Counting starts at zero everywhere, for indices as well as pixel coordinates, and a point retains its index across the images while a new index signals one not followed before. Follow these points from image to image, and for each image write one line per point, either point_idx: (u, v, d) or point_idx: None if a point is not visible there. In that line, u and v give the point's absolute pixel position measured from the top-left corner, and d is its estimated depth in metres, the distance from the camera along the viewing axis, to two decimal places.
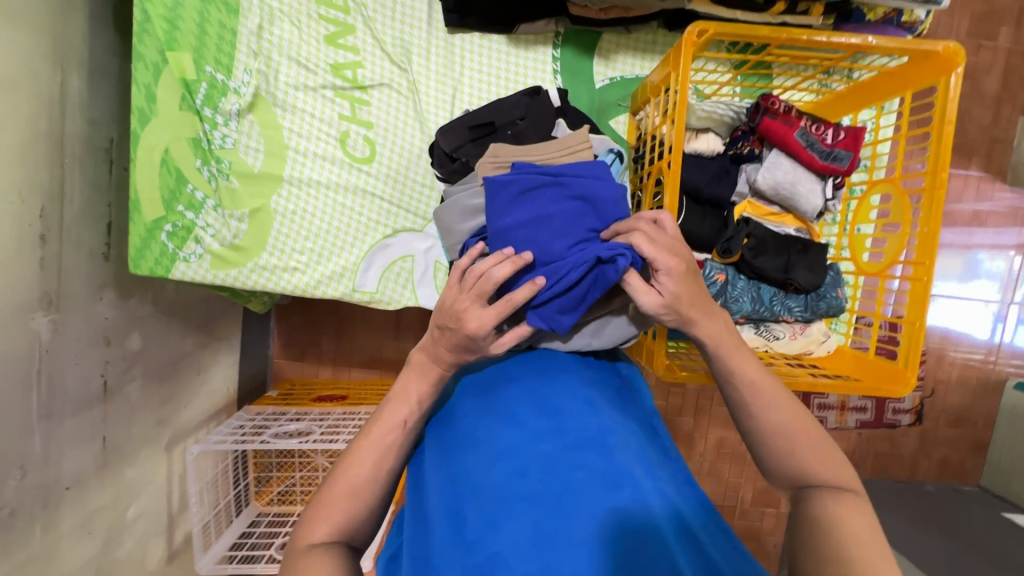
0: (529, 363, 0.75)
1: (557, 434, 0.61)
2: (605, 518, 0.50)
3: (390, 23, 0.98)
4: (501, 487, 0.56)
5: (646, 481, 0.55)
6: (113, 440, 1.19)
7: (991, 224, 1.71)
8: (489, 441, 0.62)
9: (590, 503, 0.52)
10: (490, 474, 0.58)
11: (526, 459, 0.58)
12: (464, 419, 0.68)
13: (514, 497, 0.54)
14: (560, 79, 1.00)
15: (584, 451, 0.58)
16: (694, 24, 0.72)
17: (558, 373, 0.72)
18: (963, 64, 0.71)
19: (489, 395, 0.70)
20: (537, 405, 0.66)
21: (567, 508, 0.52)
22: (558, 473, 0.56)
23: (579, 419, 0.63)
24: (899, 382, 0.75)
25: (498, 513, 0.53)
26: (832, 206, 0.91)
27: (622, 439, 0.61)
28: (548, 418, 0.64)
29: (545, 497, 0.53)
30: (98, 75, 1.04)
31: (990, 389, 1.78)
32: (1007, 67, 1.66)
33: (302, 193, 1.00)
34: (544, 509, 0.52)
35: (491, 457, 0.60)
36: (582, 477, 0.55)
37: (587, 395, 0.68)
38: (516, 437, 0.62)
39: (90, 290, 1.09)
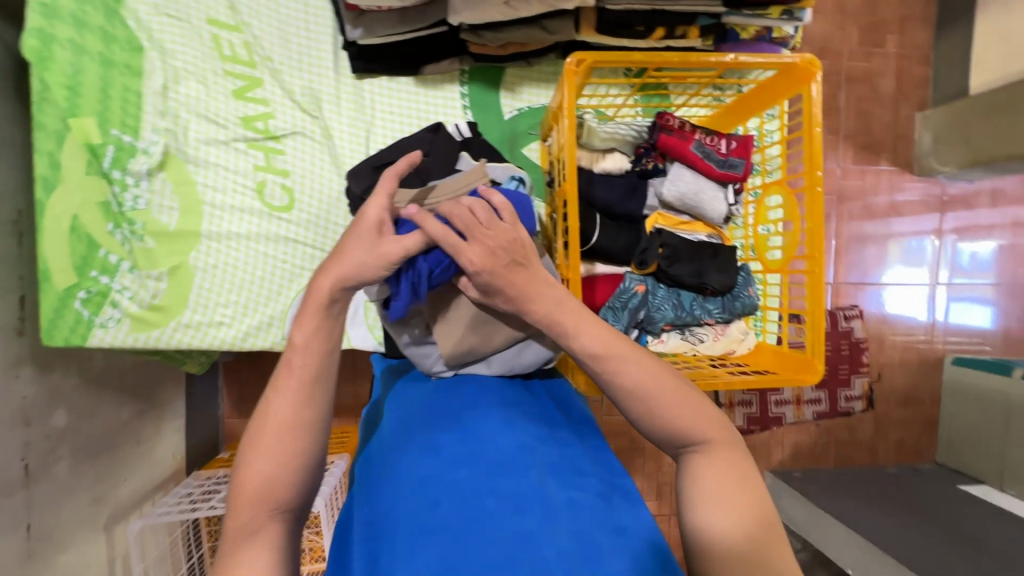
0: (452, 386, 0.75)
1: (472, 460, 0.61)
2: (512, 543, 0.51)
3: (298, 73, 1.00)
4: (413, 520, 0.55)
5: (558, 497, 0.56)
6: (39, 527, 1.11)
7: (907, 213, 1.83)
8: (405, 472, 0.62)
9: (498, 529, 0.52)
10: (404, 506, 0.57)
11: (440, 489, 0.58)
12: (385, 451, 0.67)
13: (424, 530, 0.54)
14: (470, 113, 1.04)
15: (498, 474, 0.59)
16: (576, 55, 0.76)
17: (480, 393, 0.73)
18: (820, 73, 0.77)
19: (409, 423, 0.70)
20: (456, 428, 0.66)
21: (475, 536, 0.52)
22: (469, 500, 0.56)
23: (495, 439, 0.64)
24: (808, 369, 0.80)
25: (408, 547, 0.53)
26: (736, 210, 0.96)
27: (538, 454, 0.62)
28: (465, 442, 0.64)
29: (454, 527, 0.53)
30: (0, 146, 1.02)
31: (931, 367, 1.87)
32: (897, 69, 1.81)
33: (222, 247, 0.99)
34: (453, 539, 0.52)
35: (406, 489, 0.60)
36: (493, 503, 0.55)
37: (507, 412, 0.69)
38: (431, 468, 0.61)
39: (5, 367, 1.04)
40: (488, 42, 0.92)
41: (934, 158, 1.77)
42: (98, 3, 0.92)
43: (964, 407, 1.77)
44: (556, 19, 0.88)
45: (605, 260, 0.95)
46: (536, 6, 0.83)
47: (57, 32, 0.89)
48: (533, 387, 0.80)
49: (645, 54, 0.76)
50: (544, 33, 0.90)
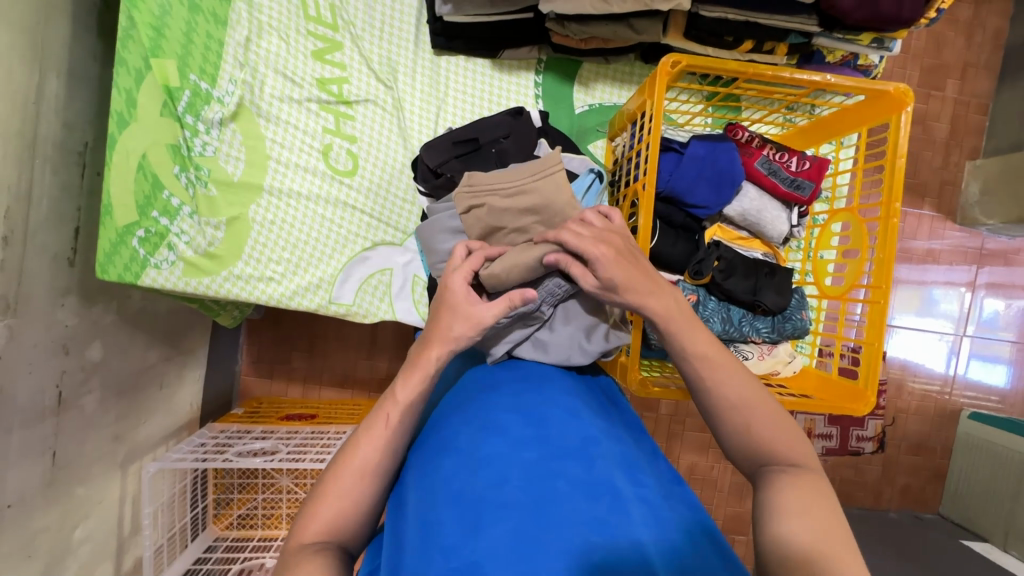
0: (509, 373, 0.75)
1: (539, 442, 0.61)
2: (584, 526, 0.51)
3: (378, 42, 1.01)
4: (481, 496, 0.55)
5: (628, 489, 0.56)
6: (63, 456, 1.13)
7: (943, 261, 1.81)
8: (469, 449, 0.62)
9: (570, 511, 0.52)
10: (470, 482, 0.58)
11: (507, 468, 0.58)
12: (444, 427, 0.68)
13: (494, 506, 0.54)
14: (541, 103, 1.04)
15: (568, 461, 0.58)
16: (671, 55, 0.76)
17: (539, 381, 0.73)
18: (912, 103, 0.76)
19: (467, 404, 0.70)
20: (518, 412, 0.67)
21: (547, 518, 0.52)
22: (539, 482, 0.56)
23: (562, 426, 0.64)
24: (860, 400, 0.79)
25: (477, 522, 0.53)
26: (797, 232, 0.96)
27: (605, 445, 0.62)
28: (531, 425, 0.64)
29: (525, 507, 0.53)
30: (75, 77, 1.03)
31: (947, 418, 1.85)
32: (953, 115, 1.79)
33: (282, 204, 1.00)
34: (525, 518, 0.52)
35: (471, 465, 0.60)
36: (564, 487, 0.55)
37: (570, 401, 0.69)
38: (495, 447, 0.61)
39: (53, 296, 1.05)
40: (572, 34, 0.91)
41: (979, 210, 1.74)
42: None
43: (976, 462, 1.75)
44: (646, 19, 0.88)
45: (660, 267, 0.94)
46: (630, 4, 0.83)
47: None
48: (588, 381, 0.80)
49: (739, 63, 0.76)
50: (630, 32, 0.89)
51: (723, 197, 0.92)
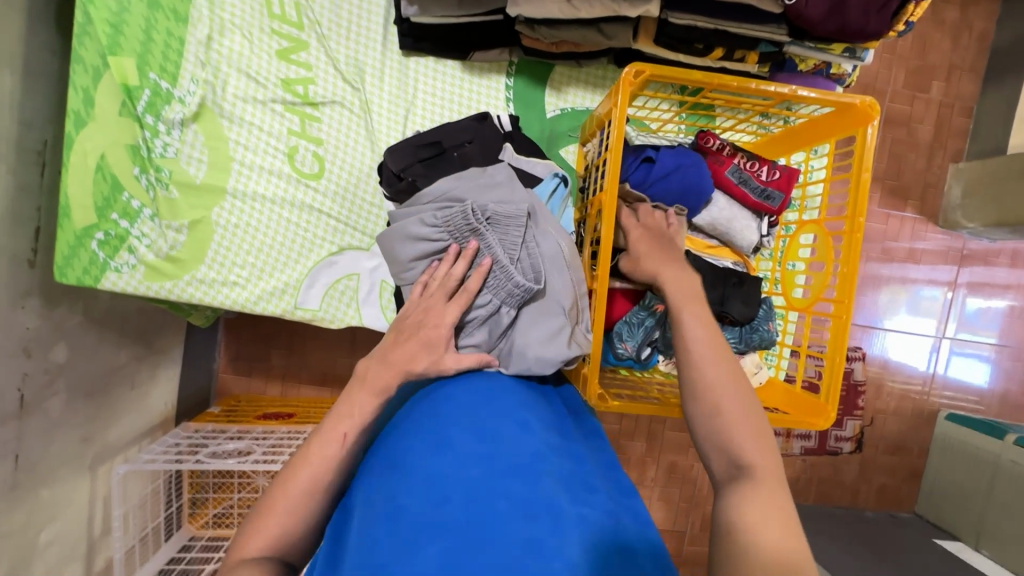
0: (466, 378, 0.74)
1: (485, 459, 0.61)
2: (518, 548, 0.50)
3: (345, 41, 0.98)
4: (421, 516, 0.55)
5: (571, 507, 0.55)
6: (26, 458, 1.11)
7: (924, 262, 1.81)
8: (417, 466, 0.62)
9: (506, 532, 0.52)
10: (413, 500, 0.57)
11: (451, 486, 0.58)
12: (396, 440, 0.67)
13: (432, 526, 0.54)
14: (512, 106, 1.02)
15: (512, 479, 0.58)
16: (635, 64, 0.74)
17: (496, 390, 0.73)
18: (879, 117, 0.75)
19: (420, 416, 0.70)
20: (470, 425, 0.66)
21: (483, 539, 0.51)
22: (480, 501, 0.56)
23: (511, 442, 0.63)
24: (819, 415, 0.79)
25: (414, 542, 0.52)
26: (767, 242, 0.95)
27: (553, 461, 0.61)
28: (480, 441, 0.64)
29: (463, 528, 0.53)
30: (33, 74, 1.01)
31: (925, 419, 1.86)
32: (937, 117, 1.78)
33: (247, 207, 0.98)
34: (460, 538, 0.52)
35: (416, 483, 0.59)
36: (505, 507, 0.55)
37: (524, 415, 0.68)
38: (441, 464, 0.61)
39: (14, 298, 1.03)
40: (542, 37, 0.89)
41: (961, 213, 1.74)
42: None
43: (952, 463, 1.77)
44: (616, 24, 0.85)
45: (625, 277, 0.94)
46: (598, 8, 0.81)
47: None
48: (549, 393, 0.80)
49: (705, 73, 0.75)
50: (600, 37, 0.88)
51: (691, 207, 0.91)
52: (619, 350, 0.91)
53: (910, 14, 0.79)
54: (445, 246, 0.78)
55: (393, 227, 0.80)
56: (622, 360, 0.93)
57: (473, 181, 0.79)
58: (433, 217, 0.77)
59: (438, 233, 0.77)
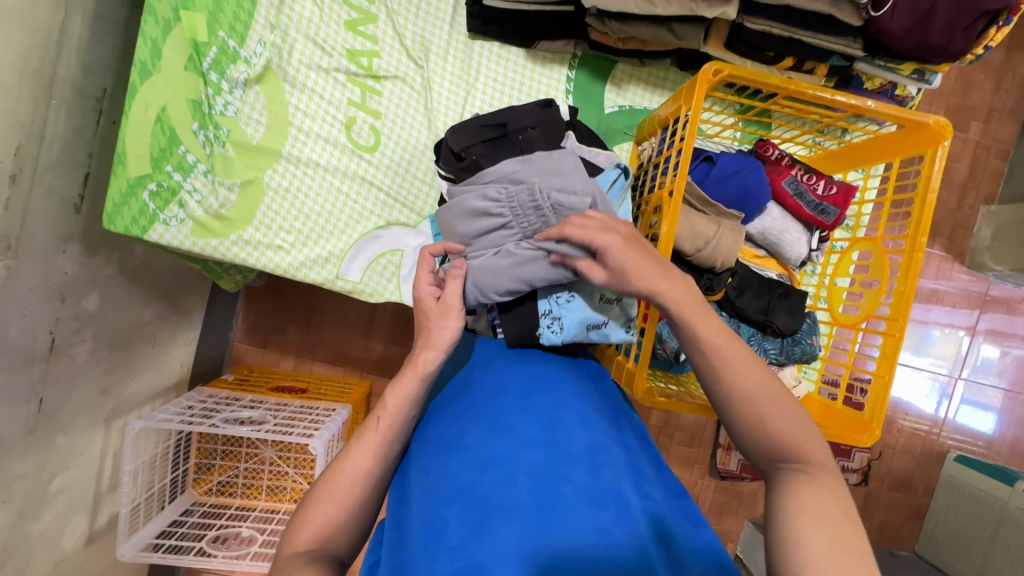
0: (521, 369, 0.74)
1: (546, 445, 0.60)
2: (588, 535, 0.50)
3: (413, 19, 0.99)
4: (485, 496, 0.55)
5: (635, 500, 0.55)
6: (48, 404, 1.11)
7: (946, 302, 1.81)
8: (476, 447, 0.61)
9: (573, 518, 0.51)
10: (478, 481, 0.57)
11: (514, 469, 0.57)
12: (451, 422, 0.67)
13: (499, 507, 0.53)
14: (571, 99, 1.03)
15: (575, 467, 0.57)
16: (714, 62, 0.74)
17: (549, 380, 0.72)
18: (950, 138, 0.75)
19: (476, 400, 0.69)
20: (527, 412, 0.66)
21: (552, 523, 0.51)
22: (545, 485, 0.55)
23: (572, 430, 0.63)
24: (864, 432, 0.77)
25: (482, 523, 0.52)
26: (815, 257, 0.95)
27: (614, 454, 0.61)
28: (539, 427, 0.63)
29: (530, 510, 0.53)
30: (101, 21, 1.01)
31: (934, 458, 1.84)
32: (973, 157, 1.78)
33: (299, 173, 0.99)
34: (531, 520, 0.51)
35: (478, 464, 0.59)
36: (570, 493, 0.54)
37: (581, 405, 0.68)
38: (502, 445, 0.60)
39: (56, 241, 1.03)
40: (611, 32, 0.89)
41: (989, 255, 1.74)
42: None
43: (959, 504, 1.75)
44: (689, 26, 0.86)
45: None
46: (675, 6, 0.82)
47: None
48: (598, 381, 0.79)
49: (782, 78, 0.75)
50: (671, 37, 0.88)
51: (746, 213, 0.92)
52: (657, 348, 0.91)
53: (990, 38, 0.80)
54: (505, 222, 0.78)
55: (453, 202, 0.81)
56: (658, 360, 0.93)
57: (537, 164, 0.78)
58: (496, 192, 0.77)
59: (499, 208, 0.78)
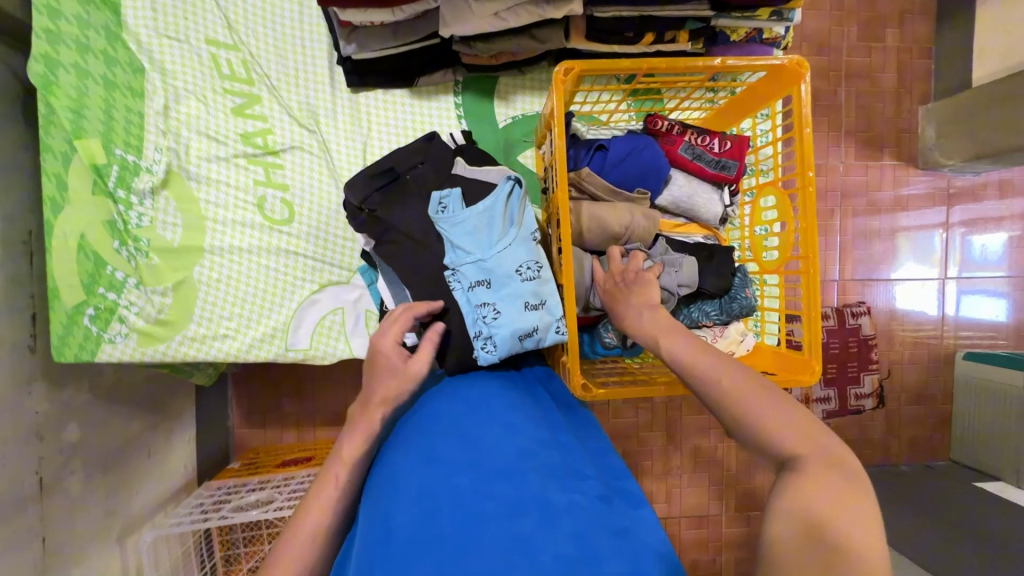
0: (455, 396, 0.75)
1: (472, 466, 0.61)
2: (508, 546, 0.50)
3: (295, 88, 1.03)
4: (407, 532, 0.54)
5: (558, 501, 0.56)
6: (52, 540, 1.13)
7: (912, 207, 1.81)
8: (404, 483, 0.61)
9: (494, 532, 0.52)
10: (402, 517, 0.56)
11: (438, 499, 0.57)
12: (387, 462, 0.67)
13: (420, 539, 0.53)
14: (464, 123, 1.06)
15: (498, 482, 0.58)
16: (562, 64, 0.76)
17: (480, 401, 0.73)
18: (808, 73, 0.77)
19: (409, 437, 0.69)
20: (455, 438, 0.66)
21: (470, 544, 0.51)
22: (468, 506, 0.55)
23: (498, 446, 0.63)
24: (807, 370, 0.79)
25: (405, 557, 0.51)
26: (732, 211, 0.97)
27: (540, 459, 0.62)
28: (466, 451, 0.63)
29: (451, 534, 0.52)
30: (11, 170, 1.05)
31: (943, 362, 1.83)
32: (898, 63, 1.78)
33: (225, 262, 1.01)
34: (453, 549, 0.51)
35: (405, 499, 0.59)
36: (490, 510, 0.54)
37: (510, 417, 0.69)
38: (427, 478, 0.60)
39: (20, 384, 1.07)
40: (481, 53, 0.92)
41: (939, 152, 1.74)
42: (100, 28, 0.94)
43: (979, 402, 1.73)
44: (546, 28, 0.89)
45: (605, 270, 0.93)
46: (523, 15, 0.83)
47: (62, 57, 0.92)
48: (534, 390, 0.81)
49: (633, 61, 0.76)
50: (534, 42, 0.90)
51: (651, 188, 0.94)
52: (604, 338, 0.92)
53: None
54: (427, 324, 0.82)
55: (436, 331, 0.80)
56: (610, 350, 0.94)
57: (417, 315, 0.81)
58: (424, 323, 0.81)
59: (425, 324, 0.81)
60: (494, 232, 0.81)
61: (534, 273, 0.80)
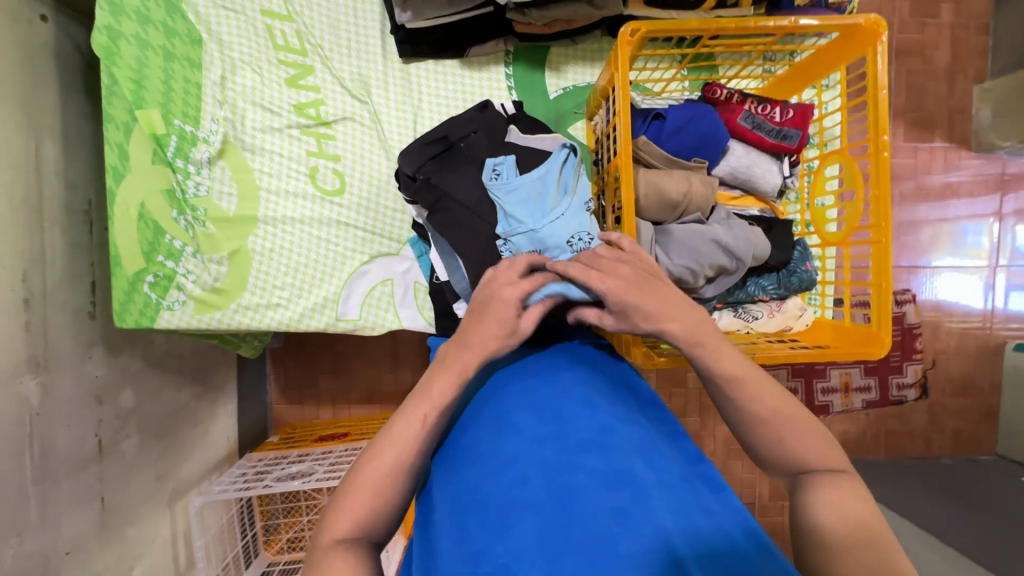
0: (525, 369, 0.75)
1: (556, 437, 0.61)
2: (607, 518, 0.51)
3: (348, 59, 1.03)
4: (500, 497, 0.56)
5: (647, 476, 0.56)
6: (110, 500, 1.18)
7: (963, 192, 1.73)
8: (489, 453, 0.62)
9: (591, 503, 0.53)
10: (494, 486, 0.58)
11: (527, 467, 0.58)
12: (464, 432, 0.69)
13: (516, 506, 0.54)
14: (515, 94, 1.05)
15: (586, 453, 0.58)
16: (628, 24, 0.75)
17: (550, 375, 0.73)
18: (886, 32, 0.74)
19: (485, 407, 0.70)
20: (533, 409, 0.67)
21: (570, 512, 0.52)
22: (559, 476, 0.56)
23: (579, 418, 0.64)
24: (875, 343, 0.77)
25: (504, 524, 0.53)
26: (791, 183, 0.95)
27: (623, 433, 0.62)
28: (547, 422, 0.64)
29: (547, 503, 0.54)
30: (71, 140, 1.08)
31: (991, 353, 1.77)
32: (953, 40, 1.70)
33: (278, 232, 1.03)
34: (551, 519, 0.52)
35: (493, 468, 0.60)
36: (585, 480, 0.55)
37: (584, 391, 0.69)
38: (512, 448, 0.61)
39: (81, 349, 1.11)
40: (535, 21, 0.91)
41: (995, 133, 1.66)
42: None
43: None
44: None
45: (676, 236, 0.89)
46: None
47: (124, 28, 0.94)
48: (600, 362, 0.80)
49: (700, 22, 0.75)
50: (591, 9, 0.88)
51: (709, 158, 0.91)
52: None
53: None
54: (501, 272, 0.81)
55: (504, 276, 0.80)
56: None
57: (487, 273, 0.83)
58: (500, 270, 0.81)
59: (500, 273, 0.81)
60: (547, 201, 0.81)
61: (585, 244, 0.79)
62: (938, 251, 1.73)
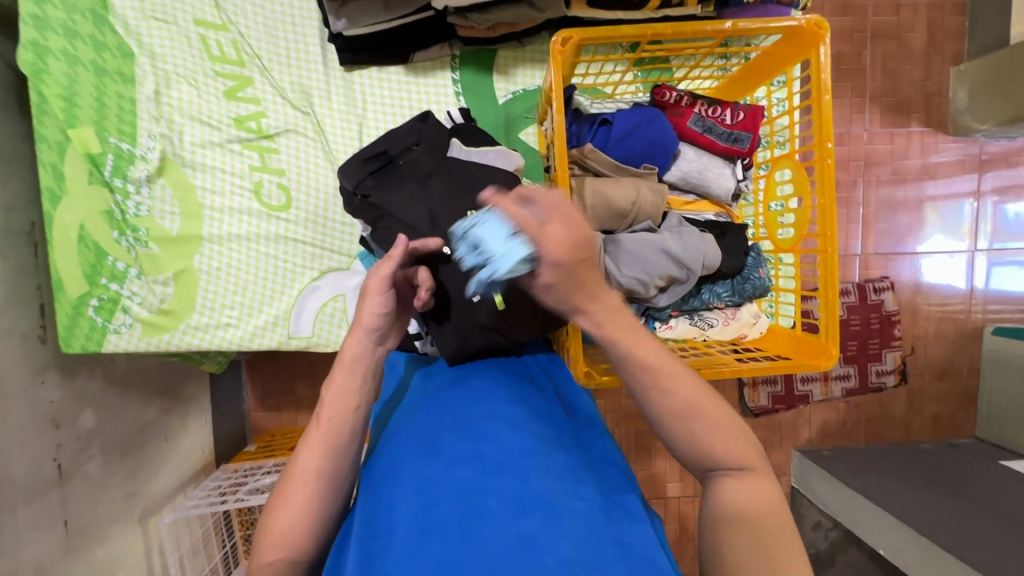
0: (459, 387, 0.74)
1: (475, 458, 0.59)
2: (510, 544, 0.49)
3: (286, 67, 1.00)
4: (411, 521, 0.55)
5: (564, 502, 0.54)
6: (75, 523, 1.17)
7: (940, 176, 1.71)
8: (408, 473, 0.60)
9: (496, 529, 0.51)
10: (405, 511, 0.56)
11: (442, 490, 0.56)
12: (391, 450, 0.67)
13: (423, 531, 0.52)
14: (463, 100, 1.02)
15: (502, 476, 0.57)
16: (561, 33, 0.72)
17: (485, 391, 0.71)
18: (829, 34, 0.71)
19: (413, 425, 0.68)
20: (460, 428, 0.65)
21: (475, 537, 0.50)
22: (471, 500, 0.54)
23: (502, 438, 0.62)
24: (822, 354, 0.76)
25: (407, 550, 0.51)
26: (745, 186, 0.92)
27: (546, 456, 0.60)
28: (470, 442, 0.62)
29: (453, 528, 0.52)
30: (7, 161, 1.05)
31: (970, 337, 1.75)
32: (928, 21, 1.66)
33: (222, 249, 1.00)
34: (454, 545, 0.50)
35: (410, 490, 0.58)
36: (495, 504, 0.53)
37: (514, 409, 0.67)
38: (431, 469, 0.59)
39: (32, 374, 1.08)
40: (477, 24, 0.87)
41: (970, 116, 1.63)
42: (87, 12, 0.91)
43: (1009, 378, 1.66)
44: None
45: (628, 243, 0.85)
46: None
47: (50, 44, 0.90)
48: (540, 382, 0.78)
49: (635, 27, 0.72)
50: (534, 11, 0.85)
51: (659, 164, 0.89)
52: None
53: None
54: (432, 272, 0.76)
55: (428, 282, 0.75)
56: None
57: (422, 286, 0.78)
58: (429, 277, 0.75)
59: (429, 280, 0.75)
60: None
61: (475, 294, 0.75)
62: (915, 237, 1.71)
